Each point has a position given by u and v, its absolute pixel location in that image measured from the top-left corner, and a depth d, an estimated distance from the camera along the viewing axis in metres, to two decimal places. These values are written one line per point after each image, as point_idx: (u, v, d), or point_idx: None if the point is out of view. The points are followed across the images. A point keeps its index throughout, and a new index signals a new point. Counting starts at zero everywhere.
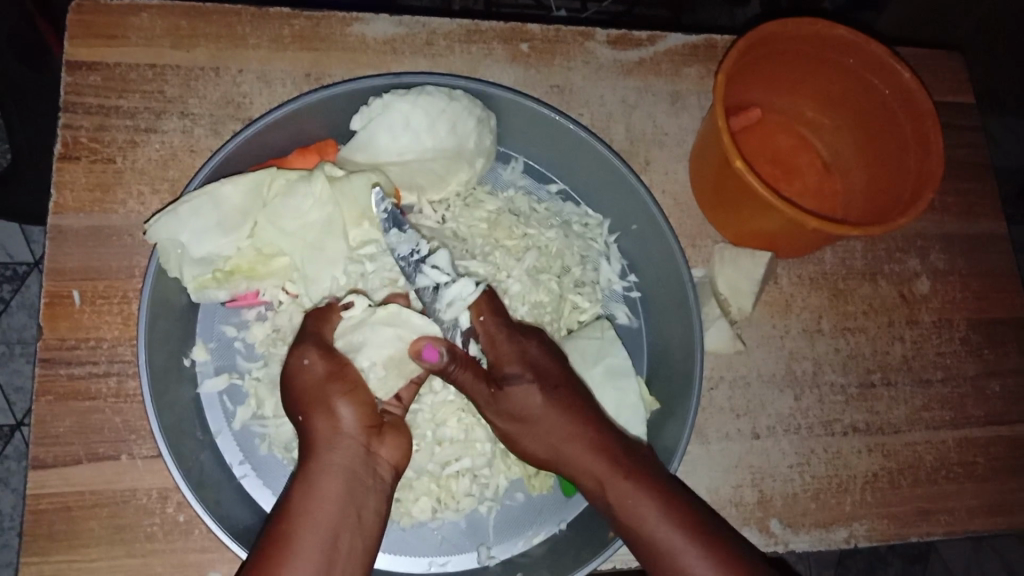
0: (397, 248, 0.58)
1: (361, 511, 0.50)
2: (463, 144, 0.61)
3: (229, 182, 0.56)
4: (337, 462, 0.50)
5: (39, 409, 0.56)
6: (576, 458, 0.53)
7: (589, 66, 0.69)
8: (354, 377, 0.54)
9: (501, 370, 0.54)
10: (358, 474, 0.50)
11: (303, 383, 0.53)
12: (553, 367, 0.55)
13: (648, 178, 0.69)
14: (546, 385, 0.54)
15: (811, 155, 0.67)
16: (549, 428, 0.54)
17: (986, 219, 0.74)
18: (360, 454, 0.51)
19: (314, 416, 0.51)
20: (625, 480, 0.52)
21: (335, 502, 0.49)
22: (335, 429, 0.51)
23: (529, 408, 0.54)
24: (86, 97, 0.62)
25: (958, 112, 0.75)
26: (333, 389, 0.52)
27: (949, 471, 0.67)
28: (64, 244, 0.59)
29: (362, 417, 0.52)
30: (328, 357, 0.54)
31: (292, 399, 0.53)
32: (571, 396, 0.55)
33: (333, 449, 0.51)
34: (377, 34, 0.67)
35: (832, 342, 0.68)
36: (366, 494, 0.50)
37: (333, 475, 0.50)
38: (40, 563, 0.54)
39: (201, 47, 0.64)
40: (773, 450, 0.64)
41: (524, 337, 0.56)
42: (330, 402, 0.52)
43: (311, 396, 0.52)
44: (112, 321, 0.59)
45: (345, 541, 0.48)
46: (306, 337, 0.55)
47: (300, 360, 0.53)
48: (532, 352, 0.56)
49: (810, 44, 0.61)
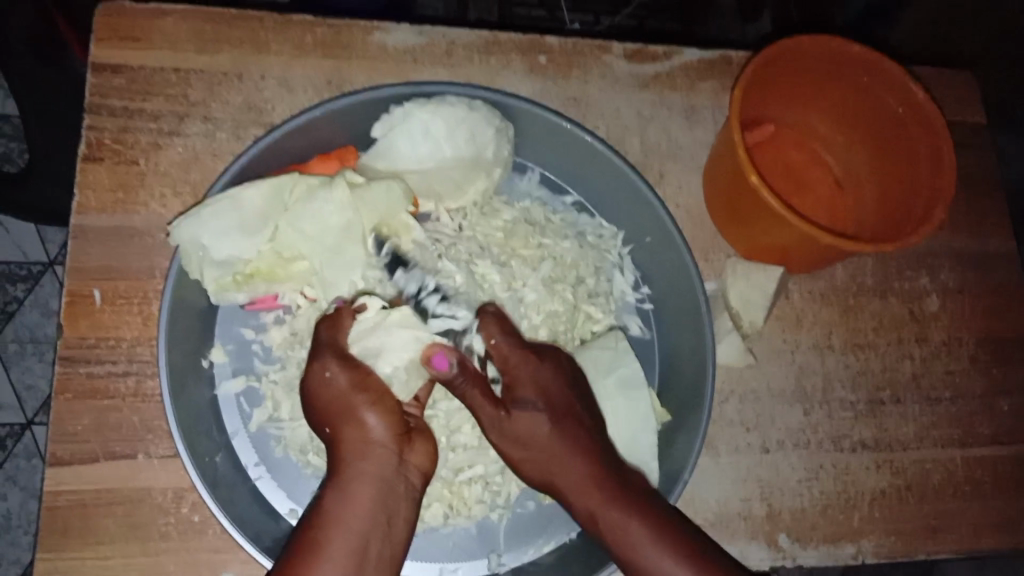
0: (405, 287, 0.59)
1: (391, 518, 0.52)
2: (481, 154, 0.62)
3: (251, 187, 0.57)
4: (367, 471, 0.52)
5: (57, 407, 0.57)
6: (572, 484, 0.55)
7: (606, 79, 0.70)
8: (378, 389, 0.54)
9: (513, 392, 0.56)
10: (388, 482, 0.52)
11: (329, 394, 0.53)
12: (559, 394, 0.56)
13: (662, 191, 0.69)
14: (553, 412, 0.55)
15: (823, 171, 0.68)
16: (548, 454, 0.55)
17: (996, 238, 0.74)
18: (391, 463, 0.52)
19: (343, 426, 0.52)
20: (616, 508, 0.53)
21: (367, 510, 0.51)
22: (366, 439, 0.52)
23: (533, 432, 0.55)
24: (110, 99, 0.63)
25: (969, 132, 0.76)
26: (361, 400, 0.53)
27: (956, 489, 0.67)
28: (85, 244, 0.60)
29: (392, 426, 0.53)
30: (350, 369, 0.53)
31: (318, 409, 0.53)
32: (577, 423, 0.56)
33: (365, 458, 0.52)
34: (398, 43, 0.68)
35: (842, 358, 0.68)
36: (397, 501, 0.52)
37: (365, 483, 0.51)
38: (55, 560, 0.55)
39: (225, 52, 0.65)
40: (782, 464, 0.65)
41: (536, 358, 0.57)
42: (358, 411, 0.52)
43: (340, 408, 0.52)
44: (132, 322, 0.59)
45: (375, 547, 0.51)
46: (322, 349, 0.54)
47: (322, 372, 0.53)
48: (537, 375, 0.56)
49: (826, 62, 0.61)
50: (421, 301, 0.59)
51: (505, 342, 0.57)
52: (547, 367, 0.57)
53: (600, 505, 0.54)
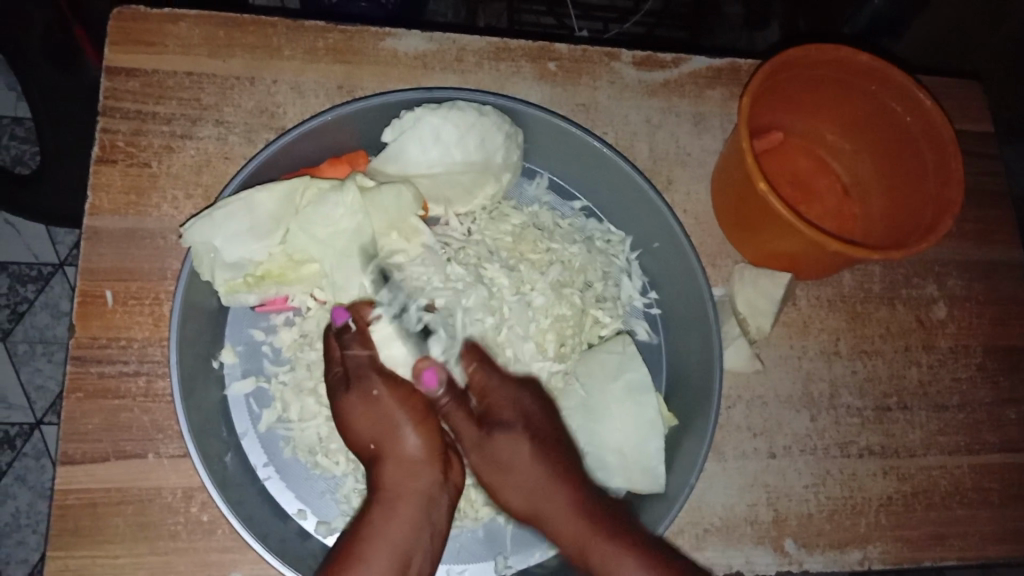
0: (388, 304, 0.59)
1: (433, 533, 0.56)
2: (490, 159, 0.63)
3: (263, 189, 0.57)
4: (413, 488, 0.56)
5: (69, 406, 0.57)
6: (559, 515, 0.56)
7: (615, 86, 0.71)
8: (420, 409, 0.59)
9: (492, 415, 0.60)
10: (432, 498, 0.56)
11: (372, 414, 0.57)
12: (541, 419, 0.60)
13: (670, 197, 0.70)
14: (536, 436, 0.59)
15: (830, 179, 0.68)
16: (532, 480, 0.57)
17: (1005, 246, 0.74)
18: (434, 481, 0.57)
19: (388, 446, 0.57)
20: (609, 541, 0.54)
21: (411, 523, 0.55)
22: (411, 458, 0.57)
23: (515, 456, 0.58)
24: (124, 102, 0.63)
25: (977, 139, 0.76)
26: (405, 420, 0.57)
27: (963, 496, 0.67)
28: (98, 245, 0.61)
29: (431, 445, 0.58)
30: (392, 388, 0.58)
31: (362, 429, 0.57)
32: (560, 452, 0.59)
33: (411, 476, 0.56)
34: (408, 49, 0.68)
35: (850, 365, 0.68)
36: (437, 516, 0.56)
37: (409, 498, 0.56)
38: (65, 558, 0.55)
39: (237, 56, 0.66)
40: (789, 470, 0.65)
41: (522, 388, 0.61)
42: (401, 431, 0.57)
43: (381, 425, 0.57)
44: (143, 322, 0.60)
45: (416, 559, 0.54)
46: (366, 367, 0.58)
47: (368, 391, 0.57)
48: (519, 399, 0.60)
49: (834, 70, 0.62)
50: (404, 321, 0.59)
51: (487, 366, 0.61)
52: (530, 395, 0.61)
53: (591, 537, 0.55)
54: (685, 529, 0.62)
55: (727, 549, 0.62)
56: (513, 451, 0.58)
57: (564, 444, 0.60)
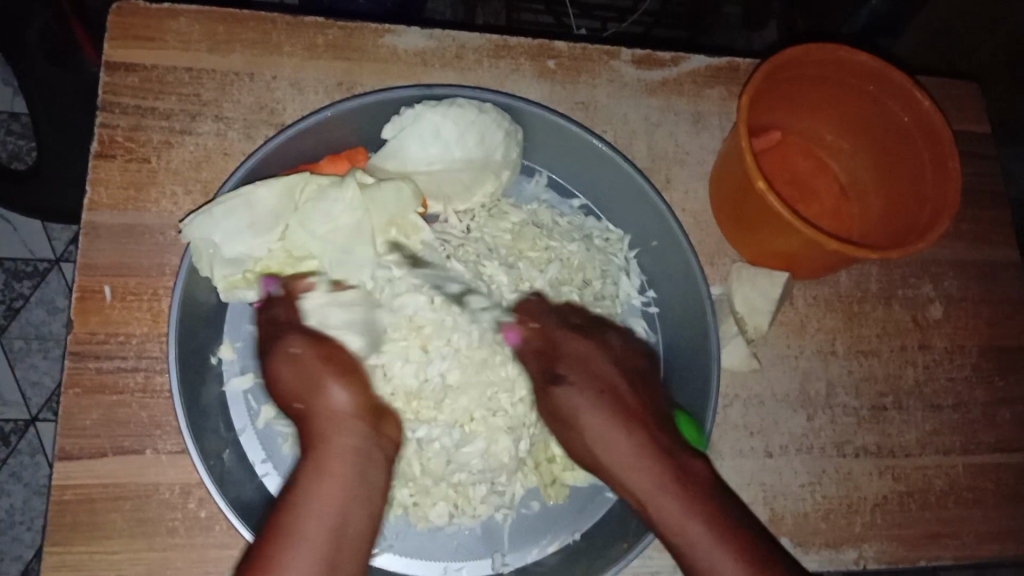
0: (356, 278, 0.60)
1: (370, 492, 0.52)
2: (490, 156, 0.63)
3: (262, 185, 0.58)
4: (344, 441, 0.53)
5: (66, 402, 0.57)
6: (626, 464, 0.56)
7: (614, 84, 0.71)
8: (346, 363, 0.57)
9: (568, 368, 0.60)
10: (365, 454, 0.54)
11: (296, 372, 0.55)
12: (615, 371, 0.60)
13: (668, 196, 0.70)
14: (611, 389, 0.59)
15: (829, 179, 0.69)
16: (600, 427, 0.58)
17: (1000, 246, 0.75)
18: (365, 432, 0.55)
19: (311, 399, 0.55)
20: (669, 484, 0.54)
21: (345, 479, 0.52)
22: (337, 411, 0.55)
23: (583, 406, 0.59)
24: (123, 97, 0.63)
25: (973, 141, 0.77)
26: (328, 373, 0.55)
27: (958, 496, 0.68)
28: (97, 241, 0.60)
29: (358, 399, 0.56)
30: (314, 346, 0.57)
31: (286, 387, 0.55)
32: (632, 402, 0.59)
33: (336, 429, 0.54)
34: (409, 46, 0.68)
35: (846, 364, 0.69)
36: (374, 471, 0.53)
37: (340, 453, 0.53)
38: (62, 554, 0.55)
39: (237, 52, 0.65)
40: (785, 468, 0.65)
41: (588, 337, 0.62)
42: (324, 383, 0.55)
43: (304, 380, 0.55)
44: (141, 318, 0.60)
45: (354, 520, 0.51)
46: (285, 327, 0.58)
47: (287, 350, 0.56)
48: (591, 351, 0.61)
49: (833, 70, 0.62)
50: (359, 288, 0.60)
51: (558, 322, 0.62)
52: (603, 349, 0.61)
53: (654, 482, 0.55)
54: None
55: None
56: (580, 400, 0.59)
57: (644, 394, 0.59)
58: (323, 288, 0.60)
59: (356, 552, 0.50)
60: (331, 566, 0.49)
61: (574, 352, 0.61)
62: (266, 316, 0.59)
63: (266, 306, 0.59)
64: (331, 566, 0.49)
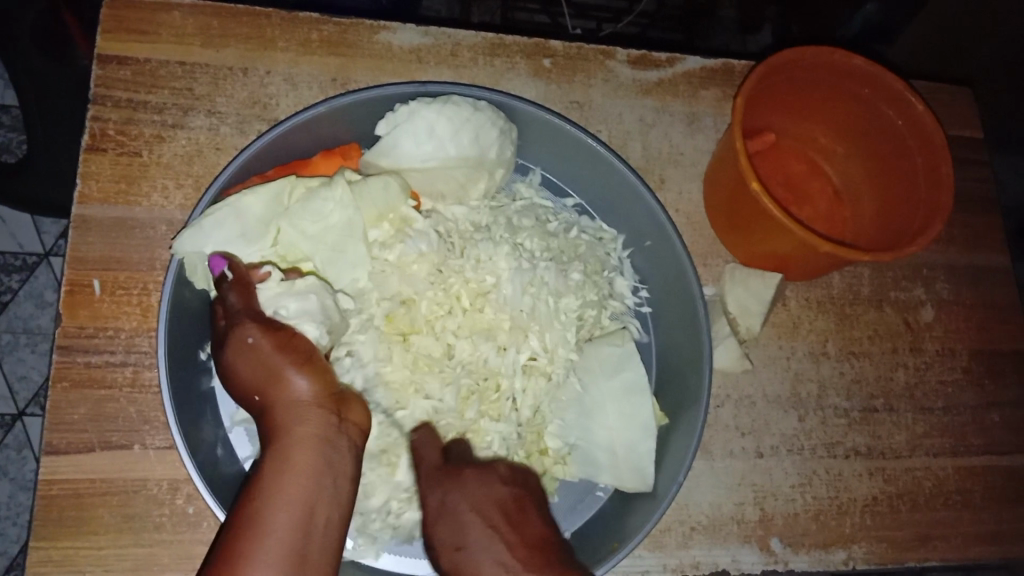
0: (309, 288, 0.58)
1: (337, 481, 0.50)
2: (484, 154, 0.63)
3: (250, 193, 0.57)
4: (305, 432, 0.51)
5: (54, 396, 0.57)
6: None
7: (609, 84, 0.71)
8: (305, 350, 0.54)
9: (441, 516, 0.55)
10: (330, 442, 0.51)
11: (256, 361, 0.52)
12: (489, 501, 0.55)
13: (662, 197, 0.70)
14: (485, 518, 0.53)
15: (822, 182, 0.69)
16: (480, 565, 0.51)
17: (991, 251, 0.75)
18: (330, 420, 0.52)
19: (271, 391, 0.52)
20: None
21: (311, 473, 0.49)
22: (299, 401, 0.52)
23: (458, 545, 0.53)
24: (115, 90, 0.63)
25: (966, 146, 0.77)
26: (288, 362, 0.52)
27: (947, 498, 0.68)
28: (87, 234, 0.60)
29: (321, 387, 0.53)
30: (271, 333, 0.53)
31: (245, 378, 0.52)
32: (511, 525, 0.53)
33: (300, 419, 0.51)
34: (403, 43, 0.68)
35: (837, 366, 0.69)
36: (342, 460, 0.51)
37: (303, 446, 0.50)
38: (47, 549, 0.54)
39: (231, 47, 0.65)
40: (775, 469, 0.65)
41: (463, 476, 0.57)
42: (284, 373, 0.52)
43: (263, 371, 0.52)
44: (131, 313, 0.59)
45: (322, 513, 0.49)
46: (240, 314, 0.54)
47: (243, 340, 0.53)
48: (449, 498, 0.55)
49: (826, 73, 0.62)
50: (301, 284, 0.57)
51: (437, 472, 0.58)
52: (473, 486, 0.56)
53: None
54: (672, 528, 0.62)
55: (713, 548, 0.62)
56: (456, 558, 0.53)
57: (522, 520, 0.54)
58: (278, 278, 0.57)
59: (325, 546, 0.49)
60: (300, 563, 0.47)
61: (437, 509, 0.55)
62: (221, 305, 0.56)
63: (219, 287, 0.56)
64: (300, 562, 0.47)
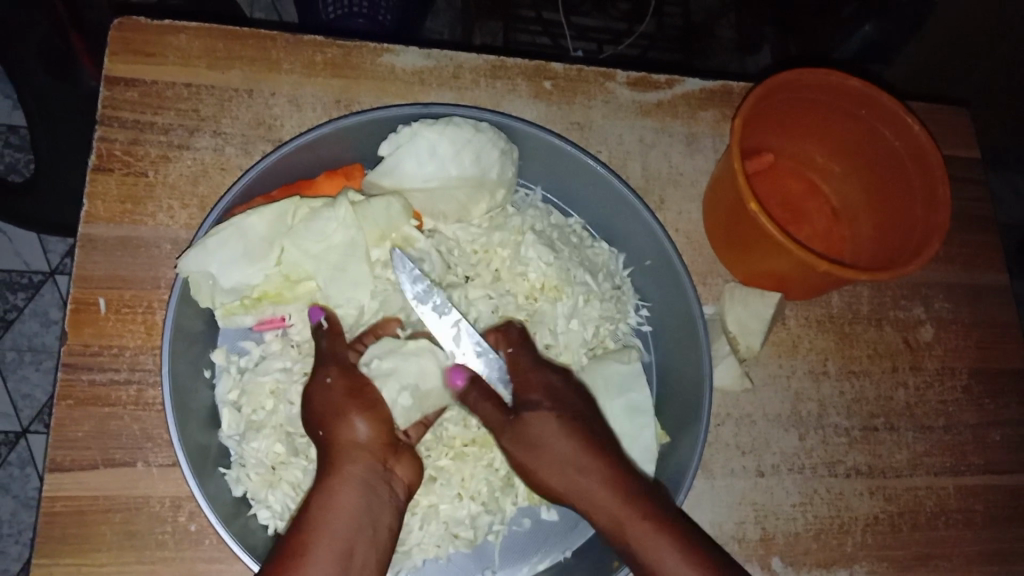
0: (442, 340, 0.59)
1: (376, 525, 0.50)
2: (486, 174, 0.63)
3: (255, 213, 0.58)
4: (356, 474, 0.51)
5: (59, 413, 0.57)
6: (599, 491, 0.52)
7: (609, 105, 0.72)
8: (374, 400, 0.55)
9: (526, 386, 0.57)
10: (373, 488, 0.51)
11: (326, 398, 0.54)
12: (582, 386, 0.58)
13: (662, 217, 0.71)
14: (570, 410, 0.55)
15: (820, 201, 0.69)
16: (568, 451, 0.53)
17: (989, 271, 0.75)
18: (379, 468, 0.52)
19: (333, 427, 0.53)
20: (646, 519, 0.51)
21: (354, 514, 0.50)
22: (355, 443, 0.52)
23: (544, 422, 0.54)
24: (122, 112, 0.64)
25: (963, 166, 0.78)
26: (354, 406, 0.54)
27: (948, 518, 0.68)
28: (92, 253, 0.61)
29: (378, 434, 0.54)
30: (349, 375, 0.56)
31: (315, 412, 0.54)
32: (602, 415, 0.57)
33: (352, 462, 0.52)
34: (406, 65, 0.69)
35: (838, 385, 0.69)
36: (381, 507, 0.51)
37: (349, 487, 0.51)
38: (50, 567, 0.55)
39: (236, 69, 0.66)
40: (776, 488, 0.65)
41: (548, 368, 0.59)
42: (348, 415, 0.53)
43: (330, 408, 0.54)
44: (135, 331, 0.60)
45: (361, 555, 0.49)
46: (326, 358, 0.57)
47: (323, 378, 0.56)
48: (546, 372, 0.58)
49: (825, 95, 0.63)
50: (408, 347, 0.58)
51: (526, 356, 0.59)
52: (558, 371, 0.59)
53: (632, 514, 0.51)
54: None
55: None
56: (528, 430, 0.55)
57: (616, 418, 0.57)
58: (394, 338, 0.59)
59: None
60: None
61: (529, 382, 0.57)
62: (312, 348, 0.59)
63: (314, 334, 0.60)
64: None
